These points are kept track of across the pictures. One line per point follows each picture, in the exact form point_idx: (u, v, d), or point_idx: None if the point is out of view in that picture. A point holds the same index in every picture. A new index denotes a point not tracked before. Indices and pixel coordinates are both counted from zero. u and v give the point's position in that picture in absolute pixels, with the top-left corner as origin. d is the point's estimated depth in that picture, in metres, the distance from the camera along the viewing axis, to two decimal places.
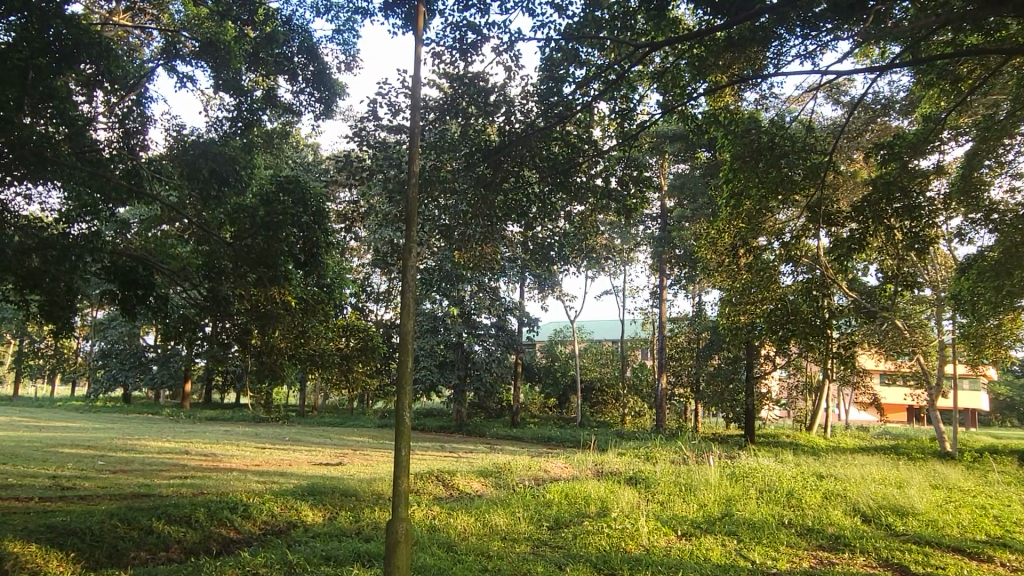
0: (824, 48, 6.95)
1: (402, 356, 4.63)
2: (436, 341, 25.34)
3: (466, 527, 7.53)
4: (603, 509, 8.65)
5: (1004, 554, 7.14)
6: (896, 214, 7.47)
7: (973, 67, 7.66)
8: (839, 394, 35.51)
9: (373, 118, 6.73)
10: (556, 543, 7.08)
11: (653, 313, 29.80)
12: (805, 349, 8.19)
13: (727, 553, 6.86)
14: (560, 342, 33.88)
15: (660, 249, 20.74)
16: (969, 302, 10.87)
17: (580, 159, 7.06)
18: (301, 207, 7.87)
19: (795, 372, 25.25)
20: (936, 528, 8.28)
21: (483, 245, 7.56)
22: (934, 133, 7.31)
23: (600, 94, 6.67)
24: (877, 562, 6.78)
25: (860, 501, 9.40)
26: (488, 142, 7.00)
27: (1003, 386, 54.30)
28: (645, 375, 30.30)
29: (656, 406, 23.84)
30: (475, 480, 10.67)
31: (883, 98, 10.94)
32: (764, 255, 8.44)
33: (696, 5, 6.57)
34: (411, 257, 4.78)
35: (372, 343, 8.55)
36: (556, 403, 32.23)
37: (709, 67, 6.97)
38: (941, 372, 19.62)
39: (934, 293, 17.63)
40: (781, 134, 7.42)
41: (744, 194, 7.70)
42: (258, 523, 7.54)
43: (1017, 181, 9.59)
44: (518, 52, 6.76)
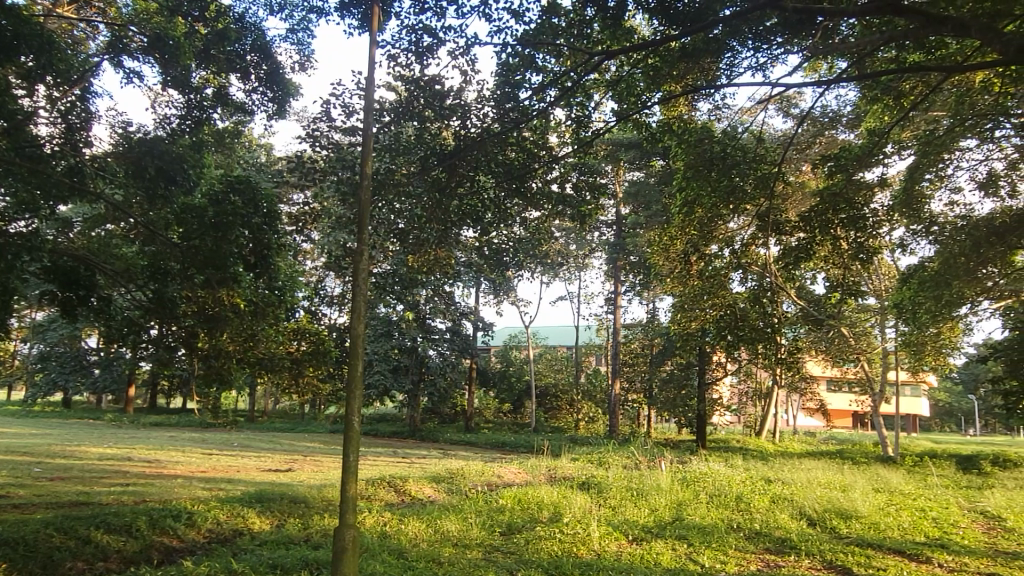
0: (776, 61, 7.11)
1: (352, 358, 4.63)
2: (391, 346, 25.01)
3: (417, 534, 7.42)
4: (555, 514, 8.66)
5: (941, 556, 7.34)
6: (842, 225, 7.62)
7: (915, 84, 7.91)
8: (785, 399, 36.44)
9: (326, 118, 6.62)
10: (508, 548, 7.10)
11: (607, 320, 30.06)
12: (752, 355, 8.37)
13: (676, 557, 6.93)
14: (515, 347, 33.89)
15: (614, 254, 21.27)
16: (911, 311, 11.22)
17: (535, 165, 7.10)
18: (252, 208, 7.71)
19: (746, 379, 25.72)
20: (876, 531, 8.46)
21: (438, 249, 7.33)
22: (878, 146, 7.54)
23: (555, 100, 6.71)
24: (821, 564, 6.93)
25: (806, 505, 9.60)
26: (445, 147, 7.03)
27: (940, 393, 56.50)
28: (598, 381, 30.73)
29: (610, 411, 23.96)
30: (428, 486, 10.51)
31: (831, 112, 11.21)
32: (715, 263, 8.48)
33: (652, 15, 6.68)
34: (364, 261, 4.79)
35: (325, 347, 8.48)
36: (511, 409, 32.13)
37: (663, 76, 7.12)
38: (884, 380, 20.16)
39: (878, 302, 18.14)
40: (733, 145, 7.61)
41: (697, 203, 7.84)
42: (201, 532, 7.33)
43: (955, 194, 9.92)
44: (473, 57, 6.79)
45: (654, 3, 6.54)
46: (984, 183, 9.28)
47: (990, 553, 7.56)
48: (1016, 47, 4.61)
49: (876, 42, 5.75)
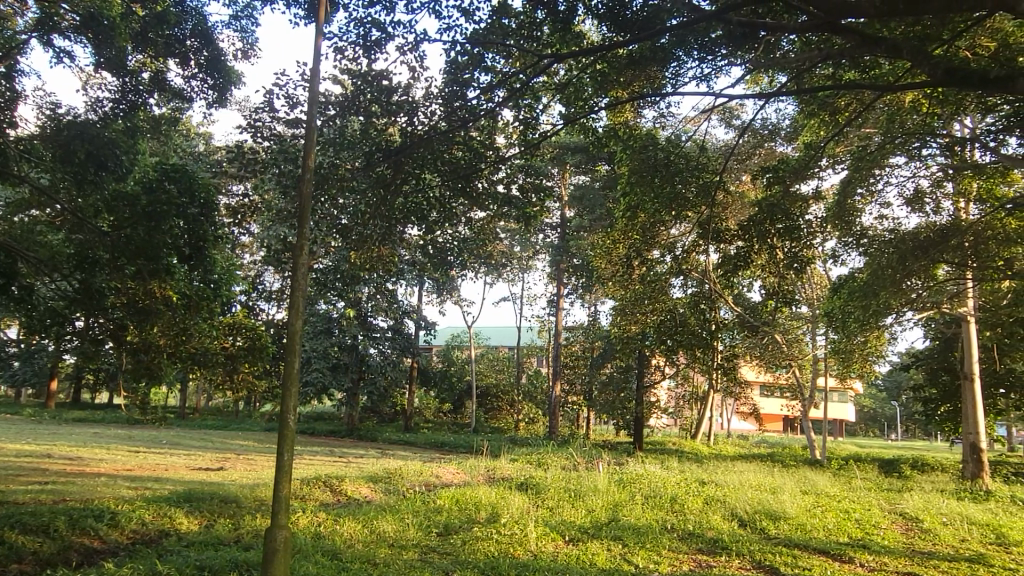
0: (719, 72, 7.27)
1: (288, 354, 4.56)
2: (330, 343, 24.61)
3: (352, 535, 7.31)
4: (492, 515, 8.66)
5: (863, 555, 7.62)
6: (778, 235, 7.82)
7: (850, 101, 8.20)
8: (719, 403, 37.34)
9: (269, 109, 6.46)
10: (444, 549, 7.06)
11: (549, 321, 30.27)
12: (690, 360, 8.58)
13: (611, 558, 7.01)
14: (457, 347, 33.79)
15: (557, 257, 21.48)
16: (840, 319, 11.67)
17: (481, 165, 7.07)
18: (187, 198, 7.39)
19: (683, 383, 26.26)
20: (803, 532, 8.75)
21: (381, 246, 7.20)
22: (814, 160, 7.80)
23: (504, 101, 6.71)
24: (750, 564, 7.11)
25: (737, 506, 9.86)
26: (390, 143, 6.94)
27: (865, 399, 58.83)
28: (539, 382, 30.88)
29: (549, 413, 24.13)
30: (365, 486, 10.37)
31: (770, 125, 11.57)
32: (656, 268, 8.40)
33: (601, 21, 6.77)
34: (304, 256, 4.71)
35: (261, 344, 8.29)
36: (451, 409, 32.04)
37: (610, 82, 7.20)
38: (813, 386, 20.85)
39: (810, 310, 18.76)
40: (676, 153, 7.77)
41: (639, 208, 7.92)
42: (125, 532, 7.05)
43: (884, 209, 10.34)
44: (422, 53, 6.73)
45: (603, 9, 6.62)
46: (911, 199, 9.69)
47: (908, 553, 7.90)
48: (944, 70, 4.79)
49: (816, 58, 5.93)
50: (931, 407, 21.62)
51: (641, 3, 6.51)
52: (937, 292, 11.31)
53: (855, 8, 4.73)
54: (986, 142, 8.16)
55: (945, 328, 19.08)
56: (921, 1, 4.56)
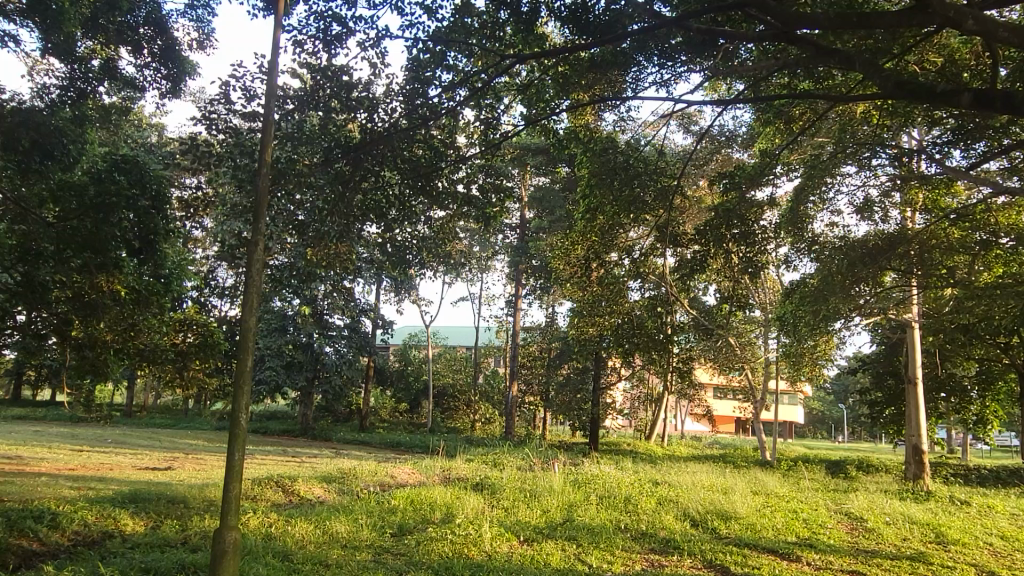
0: (678, 78, 7.38)
1: (240, 353, 4.53)
2: (284, 341, 24.25)
3: (304, 536, 7.20)
4: (447, 515, 8.64)
5: (810, 554, 7.82)
6: (733, 240, 7.94)
7: (804, 110, 8.39)
8: (674, 405, 37.86)
9: (225, 101, 6.33)
10: (398, 550, 6.99)
11: (507, 322, 30.31)
12: (647, 361, 8.69)
13: (565, 558, 7.05)
14: (414, 346, 33.56)
15: (516, 258, 21.53)
16: (792, 323, 11.98)
17: (442, 164, 7.07)
18: (139, 189, 7.20)
19: (639, 384, 26.55)
20: (752, 531, 8.92)
21: (338, 243, 7.10)
22: (768, 167, 7.97)
23: (465, 100, 6.70)
24: (701, 563, 7.22)
25: (690, 506, 10.02)
26: (350, 139, 6.84)
27: (814, 402, 60.31)
28: (496, 383, 30.89)
29: (506, 413, 24.15)
30: (318, 486, 10.22)
31: (727, 132, 11.77)
32: (615, 270, 8.51)
33: (563, 24, 6.81)
34: (259, 253, 4.72)
35: (213, 340, 8.12)
36: (407, 409, 31.83)
37: (572, 85, 7.23)
38: (765, 388, 21.26)
39: (763, 314, 19.13)
40: (635, 156, 7.82)
41: (598, 211, 7.97)
42: (66, 534, 6.82)
43: (835, 216, 10.61)
44: (383, 50, 6.68)
45: (566, 12, 6.67)
46: (861, 208, 9.96)
47: (852, 552, 8.12)
48: (893, 83, 4.91)
49: (772, 67, 6.05)
50: (876, 410, 22.25)
51: (603, 7, 6.57)
52: (884, 298, 11.65)
53: (810, 18, 4.83)
54: (932, 154, 8.43)
55: (890, 333, 19.64)
56: (872, 15, 4.68)
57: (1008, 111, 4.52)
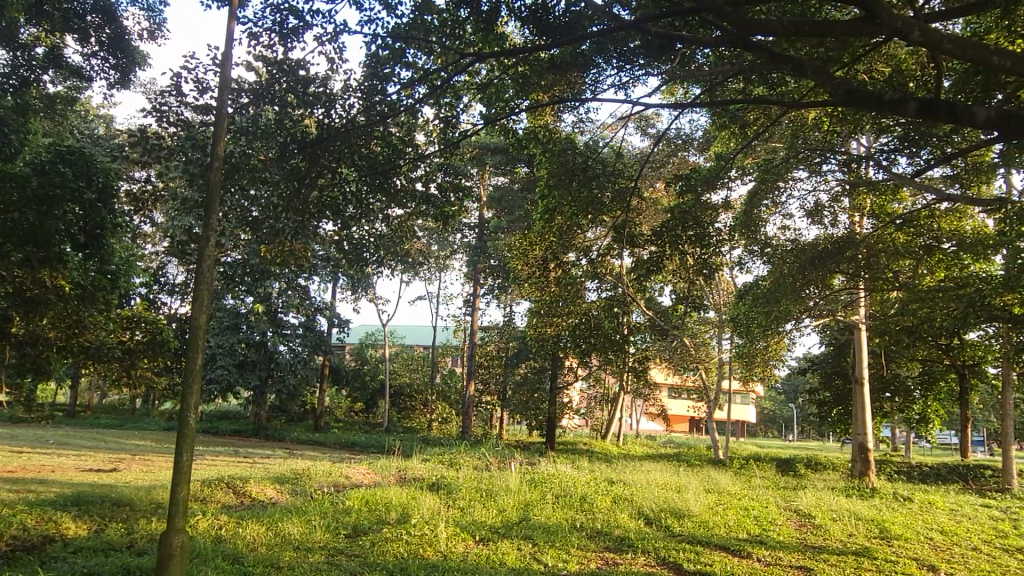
0: (637, 81, 7.46)
1: (190, 351, 4.53)
2: (237, 339, 23.78)
3: (255, 538, 7.06)
4: (403, 515, 8.56)
5: (760, 550, 7.98)
6: (689, 241, 7.97)
7: (758, 115, 8.55)
8: (630, 406, 38.26)
9: (176, 93, 6.16)
10: (352, 551, 6.90)
11: (465, 321, 30.24)
12: (604, 361, 9.07)
13: (521, 556, 7.06)
14: (370, 346, 33.18)
15: (474, 257, 21.50)
16: (744, 325, 12.22)
17: (400, 162, 6.99)
18: (85, 182, 6.96)
19: (595, 384, 26.78)
20: (705, 528, 9.08)
21: (294, 241, 6.93)
22: (723, 171, 8.10)
23: (424, 98, 6.64)
24: (654, 561, 7.30)
25: (644, 505, 10.13)
26: (306, 134, 6.72)
27: (766, 401, 61.60)
28: (453, 383, 30.76)
29: (463, 413, 24.09)
30: (270, 487, 10.05)
31: (683, 135, 11.96)
32: (572, 271, 8.49)
33: (523, 23, 6.83)
34: (211, 249, 4.72)
35: (163, 338, 7.96)
36: (363, 408, 31.52)
37: (531, 85, 7.25)
38: (718, 388, 21.61)
39: (717, 315, 19.45)
40: (594, 158, 7.86)
41: (556, 211, 7.99)
42: (3, 539, 6.55)
43: (787, 220, 10.81)
44: (341, 45, 6.59)
45: (527, 12, 6.69)
46: (811, 212, 10.18)
47: (800, 547, 8.31)
48: (845, 90, 5.02)
49: (728, 71, 6.16)
50: (825, 409, 22.81)
51: (563, 8, 6.63)
52: (832, 300, 11.91)
53: (766, 25, 4.91)
54: (879, 161, 8.64)
55: (839, 334, 20.15)
56: (824, 23, 4.79)
57: (951, 120, 4.69)
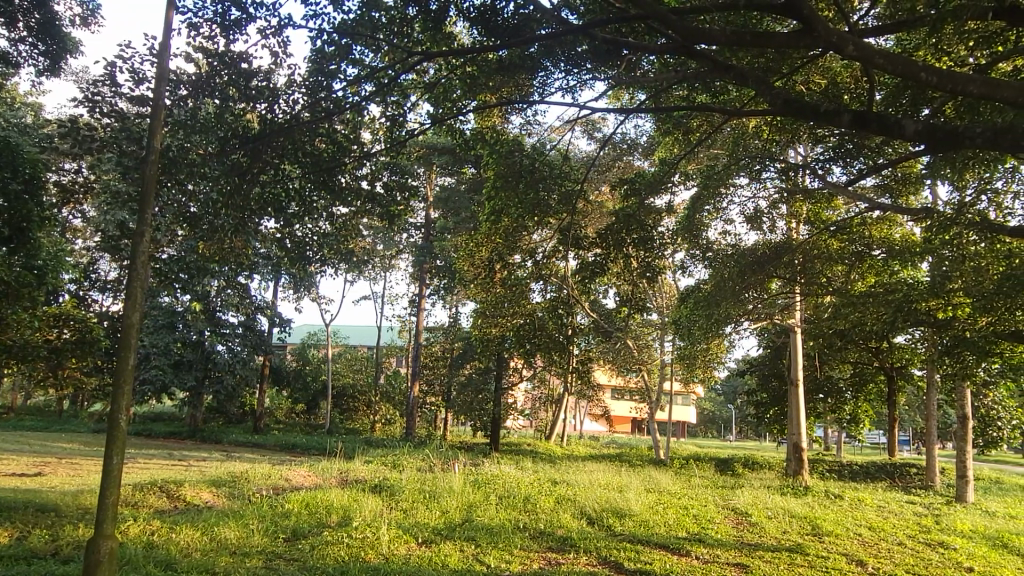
0: (583, 85, 7.53)
1: (122, 351, 4.38)
2: (173, 339, 23.07)
3: (189, 543, 6.85)
4: (344, 518, 8.43)
5: (698, 548, 8.16)
6: (633, 244, 8.10)
7: (701, 122, 8.75)
8: (574, 407, 38.62)
9: (110, 83, 5.94)
10: (291, 555, 6.76)
11: (409, 322, 30.04)
12: (548, 363, 9.01)
13: (464, 558, 7.04)
14: (313, 346, 32.66)
15: (420, 258, 21.43)
16: (686, 327, 12.49)
17: (345, 159, 6.86)
18: (9, 173, 6.78)
19: (540, 385, 26.96)
20: (646, 527, 9.24)
21: (234, 238, 6.74)
22: (667, 176, 8.25)
23: (371, 96, 6.55)
24: (596, 560, 7.38)
25: (586, 505, 10.23)
26: (248, 129, 6.57)
27: (706, 402, 63.02)
28: (398, 384, 30.52)
29: (407, 414, 23.93)
30: (206, 491, 9.78)
31: (629, 140, 12.16)
32: (517, 273, 8.37)
33: (472, 24, 6.83)
34: (145, 244, 4.56)
35: (92, 337, 7.71)
36: (304, 410, 30.99)
37: (479, 85, 7.26)
38: (659, 389, 22.02)
39: (659, 317, 19.81)
40: (540, 160, 7.92)
41: (502, 213, 7.97)
42: None
43: (728, 225, 11.09)
44: (285, 39, 6.47)
45: (475, 13, 6.69)
46: (751, 218, 10.44)
47: (737, 544, 8.53)
48: (783, 100, 5.17)
49: (672, 79, 6.30)
50: (762, 410, 23.47)
51: (512, 10, 6.62)
52: (770, 304, 12.29)
53: (709, 34, 5.02)
54: (815, 169, 8.94)
55: (776, 337, 20.74)
56: (764, 35, 4.93)
57: (882, 132, 4.89)
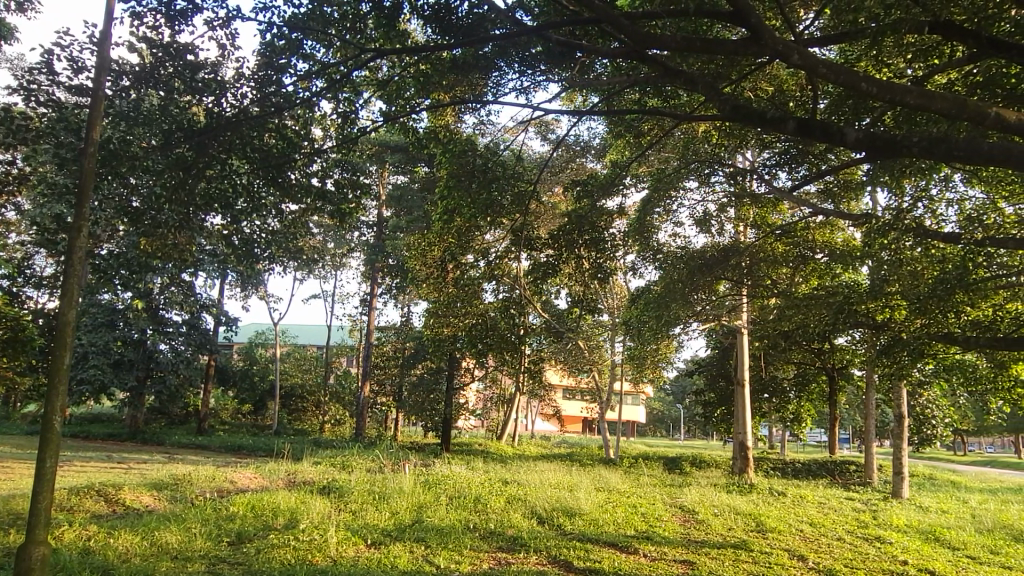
0: (536, 87, 7.57)
1: (57, 350, 4.25)
2: (112, 337, 22.35)
3: (128, 548, 6.64)
4: (291, 521, 8.29)
5: (646, 546, 8.26)
6: (584, 246, 8.19)
7: (651, 126, 8.87)
8: (526, 407, 38.76)
9: (47, 71, 5.73)
10: (235, 559, 6.62)
11: (360, 321, 29.71)
12: (500, 363, 9.04)
13: (413, 560, 6.99)
14: (260, 346, 32.02)
15: (372, 256, 21.21)
16: (636, 327, 12.64)
17: (295, 156, 6.69)
18: None
19: (492, 385, 26.96)
20: (595, 526, 9.30)
21: (177, 233, 6.57)
22: (618, 178, 8.31)
23: (321, 91, 6.44)
24: (546, 560, 7.42)
25: (537, 505, 10.27)
26: (193, 122, 6.40)
27: (656, 402, 63.95)
28: (348, 384, 30.18)
29: (357, 414, 23.64)
30: (146, 494, 9.49)
31: (582, 142, 12.24)
32: (470, 272, 8.47)
33: (426, 22, 6.79)
34: (82, 239, 4.44)
35: (23, 336, 7.59)
36: (250, 410, 30.35)
37: (433, 84, 7.21)
38: (610, 389, 22.25)
39: (610, 318, 20.01)
40: (494, 160, 7.89)
41: (455, 213, 7.94)
42: None
43: (678, 227, 11.25)
44: (234, 31, 6.34)
45: (429, 11, 6.65)
46: (700, 220, 10.63)
47: (685, 542, 8.68)
48: (731, 106, 5.28)
49: (624, 82, 6.38)
50: (709, 409, 23.92)
51: (466, 9, 6.59)
52: (718, 305, 12.52)
53: (660, 40, 5.10)
54: (762, 175, 9.16)
55: (723, 338, 21.14)
56: (713, 41, 5.03)
57: (825, 140, 5.03)
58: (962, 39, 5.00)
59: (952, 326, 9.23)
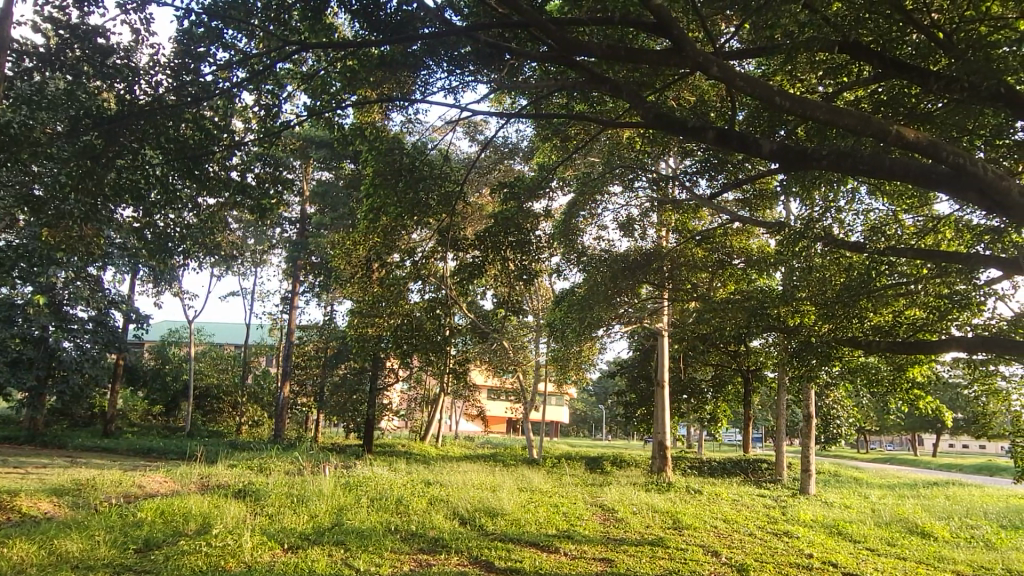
0: (465, 87, 7.55)
1: None
2: (10, 334, 21.01)
3: (23, 559, 6.23)
4: (203, 526, 7.99)
5: (566, 544, 8.38)
6: (509, 247, 8.19)
7: (578, 130, 8.99)
8: (451, 407, 38.64)
9: None
10: (142, 568, 6.33)
11: (281, 320, 28.95)
12: (425, 363, 8.97)
13: (332, 563, 6.86)
14: (173, 344, 30.76)
15: (294, 253, 20.75)
16: (560, 329, 12.79)
17: (214, 148, 6.36)
18: None
19: (416, 386, 26.74)
20: (516, 526, 9.35)
21: (83, 225, 6.23)
22: (546, 180, 8.37)
23: (242, 82, 6.21)
24: (467, 560, 7.42)
25: (459, 505, 10.24)
26: (102, 110, 6.08)
27: (579, 403, 64.84)
28: (266, 384, 29.31)
29: (277, 415, 23.00)
30: (44, 500, 8.97)
31: (510, 144, 12.27)
32: (395, 272, 8.37)
33: (354, 17, 6.67)
34: None
35: None
36: (162, 412, 29.11)
37: (359, 81, 7.05)
38: (534, 390, 22.41)
39: (535, 319, 20.17)
40: (421, 159, 7.81)
41: (381, 211, 7.82)
42: None
43: (602, 230, 11.43)
44: (149, 16, 6.07)
45: (357, 5, 6.54)
46: (623, 225, 10.83)
47: (603, 540, 8.84)
48: (654, 114, 5.39)
49: (552, 86, 6.44)
50: (631, 410, 24.41)
51: (394, 6, 6.52)
52: (640, 308, 12.78)
53: (587, 46, 5.19)
54: (684, 182, 9.41)
55: (645, 340, 21.64)
56: (638, 50, 5.14)
57: (742, 150, 5.19)
58: (868, 59, 5.28)
59: (857, 331, 9.70)
